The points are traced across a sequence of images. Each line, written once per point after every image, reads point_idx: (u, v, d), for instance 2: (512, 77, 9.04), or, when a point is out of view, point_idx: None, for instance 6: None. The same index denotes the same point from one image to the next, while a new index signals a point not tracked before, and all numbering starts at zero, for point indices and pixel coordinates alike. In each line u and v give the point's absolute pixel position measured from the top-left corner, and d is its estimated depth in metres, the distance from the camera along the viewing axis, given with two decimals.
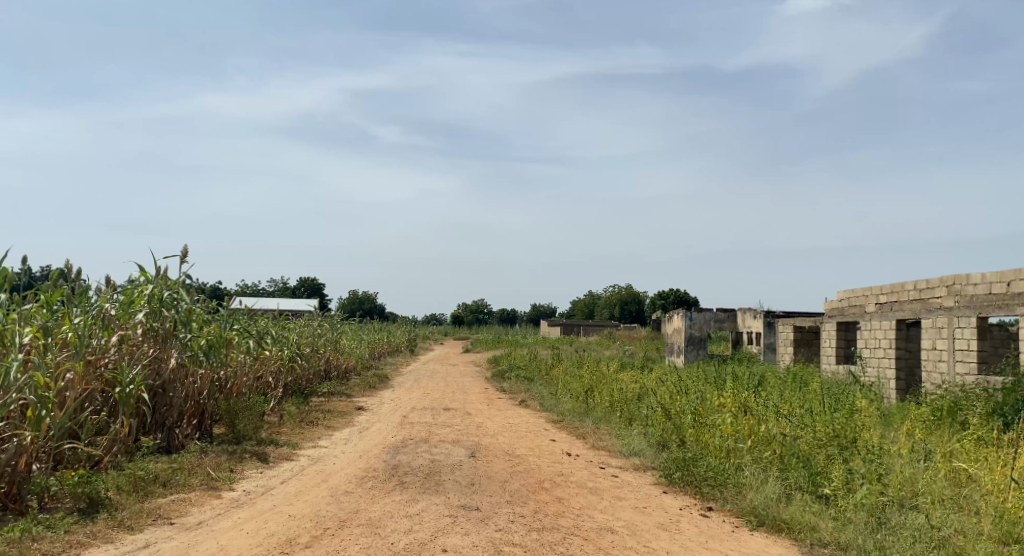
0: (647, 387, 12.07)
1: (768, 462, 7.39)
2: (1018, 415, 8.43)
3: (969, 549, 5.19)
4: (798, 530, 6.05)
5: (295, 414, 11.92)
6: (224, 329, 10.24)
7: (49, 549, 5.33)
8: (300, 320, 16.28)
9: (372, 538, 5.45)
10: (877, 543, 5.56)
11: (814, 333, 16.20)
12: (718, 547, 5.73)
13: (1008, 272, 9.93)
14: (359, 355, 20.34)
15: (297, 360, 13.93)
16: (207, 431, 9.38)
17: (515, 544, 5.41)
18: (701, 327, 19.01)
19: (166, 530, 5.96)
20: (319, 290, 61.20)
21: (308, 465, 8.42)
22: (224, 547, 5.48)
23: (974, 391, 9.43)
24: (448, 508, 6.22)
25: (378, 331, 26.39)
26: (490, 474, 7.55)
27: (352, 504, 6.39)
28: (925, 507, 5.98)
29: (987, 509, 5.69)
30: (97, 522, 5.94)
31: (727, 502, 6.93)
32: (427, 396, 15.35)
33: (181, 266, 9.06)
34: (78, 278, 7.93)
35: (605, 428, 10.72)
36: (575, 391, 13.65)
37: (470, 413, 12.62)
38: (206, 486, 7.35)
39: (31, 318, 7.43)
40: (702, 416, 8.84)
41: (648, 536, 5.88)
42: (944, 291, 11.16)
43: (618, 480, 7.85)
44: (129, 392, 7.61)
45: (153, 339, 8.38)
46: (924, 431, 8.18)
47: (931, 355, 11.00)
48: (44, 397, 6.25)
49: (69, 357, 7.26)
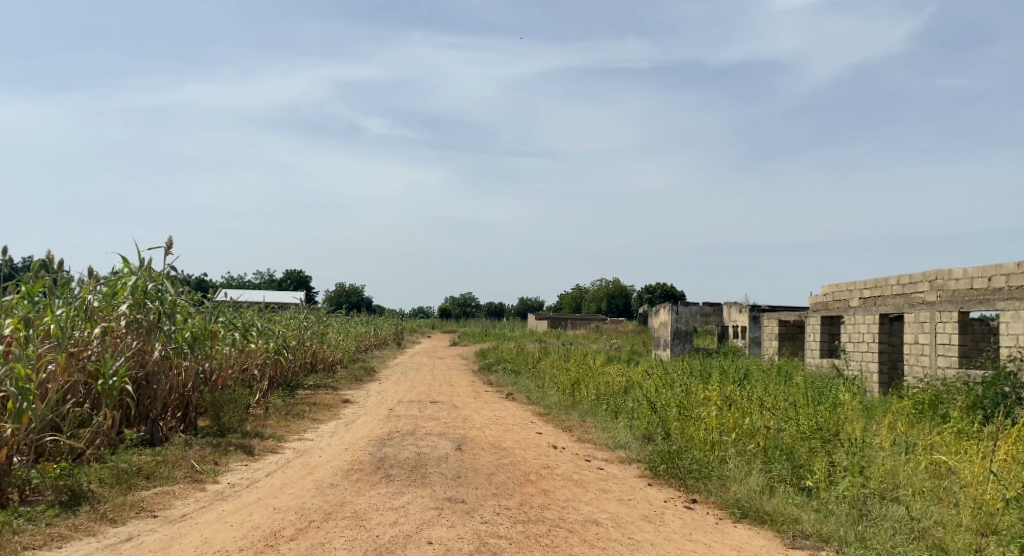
0: (633, 381, 12.15)
1: (751, 455, 7.43)
2: (999, 409, 8.57)
3: (948, 540, 5.27)
4: (781, 521, 6.09)
5: (280, 406, 11.87)
6: (209, 322, 10.20)
7: (31, 541, 5.32)
8: (287, 314, 16.26)
9: (357, 530, 5.45)
10: (859, 535, 5.62)
11: (799, 327, 16.39)
12: (701, 538, 5.77)
13: (990, 267, 9.93)
14: (345, 347, 20.24)
15: (284, 352, 13.91)
16: (191, 424, 9.33)
17: (500, 537, 5.42)
18: (688, 321, 19.08)
19: (150, 523, 5.94)
20: (306, 284, 60.65)
21: (293, 458, 8.40)
22: (208, 540, 5.46)
23: (955, 385, 9.53)
24: (434, 500, 6.23)
25: (365, 324, 26.42)
26: (476, 467, 7.57)
27: (337, 497, 6.39)
28: (906, 499, 6.05)
29: (966, 501, 5.77)
30: (79, 515, 5.91)
31: (711, 494, 6.97)
32: (414, 388, 15.35)
33: (165, 257, 8.99)
34: (61, 269, 7.90)
35: (590, 421, 10.78)
36: (562, 383, 13.71)
37: (456, 406, 12.63)
38: (190, 479, 7.32)
39: (11, 310, 7.38)
40: (687, 409, 8.88)
41: (633, 528, 5.91)
42: (927, 286, 11.10)
43: (603, 472, 7.90)
44: (112, 384, 7.56)
45: (136, 331, 8.31)
46: (906, 424, 8.30)
47: (913, 349, 11.10)
48: (25, 389, 6.18)
49: (51, 349, 7.21)
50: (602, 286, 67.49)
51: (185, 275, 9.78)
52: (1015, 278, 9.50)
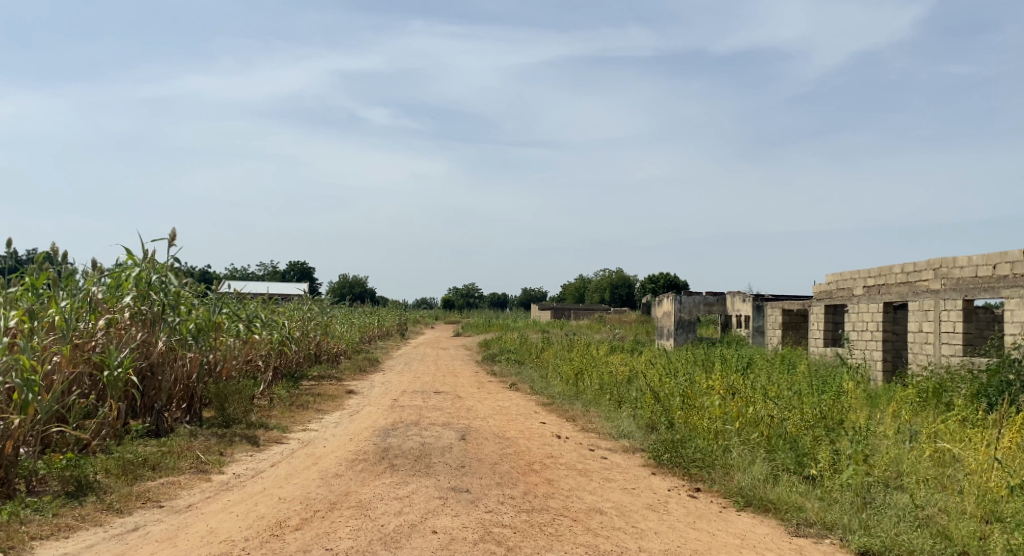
0: (637, 370, 12.16)
1: (756, 443, 7.44)
2: (1003, 396, 8.53)
3: (953, 528, 5.27)
4: (785, 510, 6.10)
5: (285, 397, 11.88)
6: (213, 313, 10.22)
7: (38, 532, 5.33)
8: (290, 305, 16.29)
9: (361, 520, 5.47)
10: (862, 523, 5.62)
11: (802, 317, 16.34)
12: (705, 527, 5.79)
13: (995, 255, 9.87)
14: (349, 337, 20.30)
15: (286, 343, 13.91)
16: (197, 414, 9.34)
17: (505, 526, 5.44)
18: (691, 311, 19.03)
19: (156, 513, 5.97)
20: (312, 276, 60.34)
21: (298, 449, 8.42)
22: (214, 529, 5.49)
23: (959, 373, 9.53)
24: (439, 490, 6.24)
25: (369, 317, 26.47)
26: (480, 457, 7.58)
27: (342, 488, 6.40)
28: (911, 487, 6.05)
29: (971, 488, 5.76)
30: (85, 506, 5.95)
31: (715, 483, 6.99)
32: (418, 379, 15.35)
33: (169, 249, 9.00)
34: (65, 261, 7.94)
35: (595, 410, 10.78)
36: (564, 373, 13.73)
37: (461, 396, 12.66)
38: (196, 470, 7.35)
39: (16, 301, 7.41)
40: (690, 399, 8.88)
41: (637, 516, 5.93)
42: (931, 274, 11.06)
43: (607, 461, 7.91)
44: (118, 375, 7.59)
45: (141, 322, 8.36)
46: (910, 413, 8.30)
47: (917, 337, 11.12)
48: (30, 381, 6.19)
49: (56, 340, 7.23)
50: (605, 276, 67.44)
51: (189, 267, 9.78)
52: (1020, 266, 9.44)
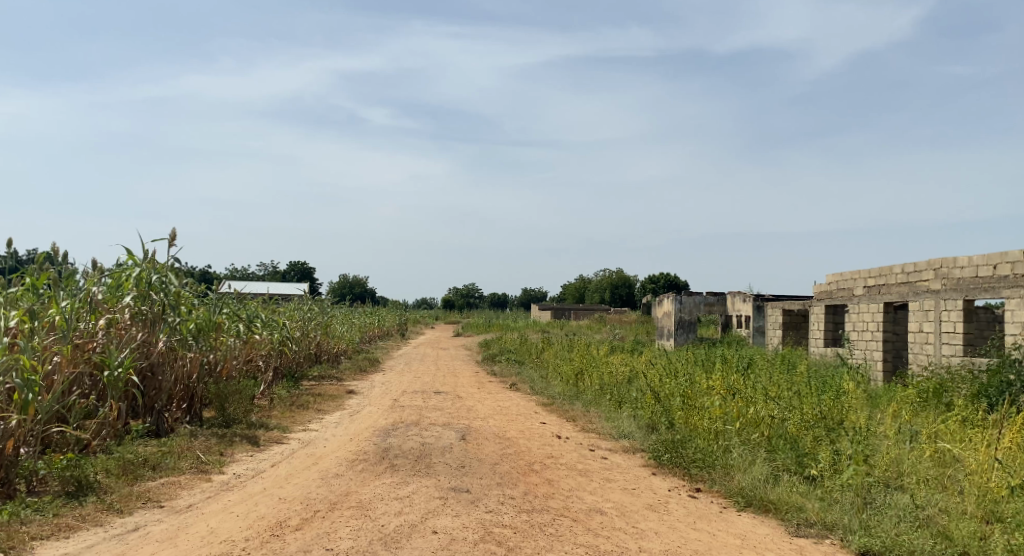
0: (637, 370, 12.17)
1: (756, 443, 7.44)
2: (1004, 397, 8.52)
3: (953, 528, 5.27)
4: (785, 511, 6.10)
5: (286, 397, 11.88)
6: (213, 313, 10.22)
7: (38, 533, 5.33)
8: (290, 305, 16.29)
9: (362, 520, 5.47)
10: (862, 523, 5.62)
11: (803, 317, 16.33)
12: (706, 527, 5.79)
13: (995, 255, 9.86)
14: (349, 337, 20.29)
15: (287, 343, 13.91)
16: (197, 415, 9.33)
17: (505, 526, 5.44)
18: (691, 311, 19.02)
19: (157, 513, 5.97)
20: (311, 275, 60.38)
21: (299, 449, 8.42)
22: (214, 529, 5.49)
23: (960, 373, 9.53)
24: (439, 490, 6.24)
25: (369, 317, 26.46)
26: (480, 457, 7.58)
27: (342, 488, 6.40)
28: (911, 487, 6.05)
29: (971, 488, 5.76)
30: (86, 506, 5.95)
31: (716, 483, 6.99)
32: (418, 379, 15.36)
33: (169, 249, 9.00)
34: (65, 261, 7.95)
35: (595, 411, 10.78)
36: (564, 373, 13.74)
37: (461, 396, 12.67)
38: (196, 470, 7.35)
39: (17, 301, 7.41)
40: (690, 399, 8.88)
41: (637, 517, 5.93)
42: (931, 274, 11.05)
43: (607, 462, 7.92)
44: (118, 375, 7.59)
45: (141, 322, 8.36)
46: (910, 413, 8.30)
47: (917, 337, 11.11)
48: (30, 381, 6.19)
49: (57, 340, 7.23)
50: (605, 277, 67.42)
51: (189, 268, 9.77)
52: (1020, 266, 9.43)
